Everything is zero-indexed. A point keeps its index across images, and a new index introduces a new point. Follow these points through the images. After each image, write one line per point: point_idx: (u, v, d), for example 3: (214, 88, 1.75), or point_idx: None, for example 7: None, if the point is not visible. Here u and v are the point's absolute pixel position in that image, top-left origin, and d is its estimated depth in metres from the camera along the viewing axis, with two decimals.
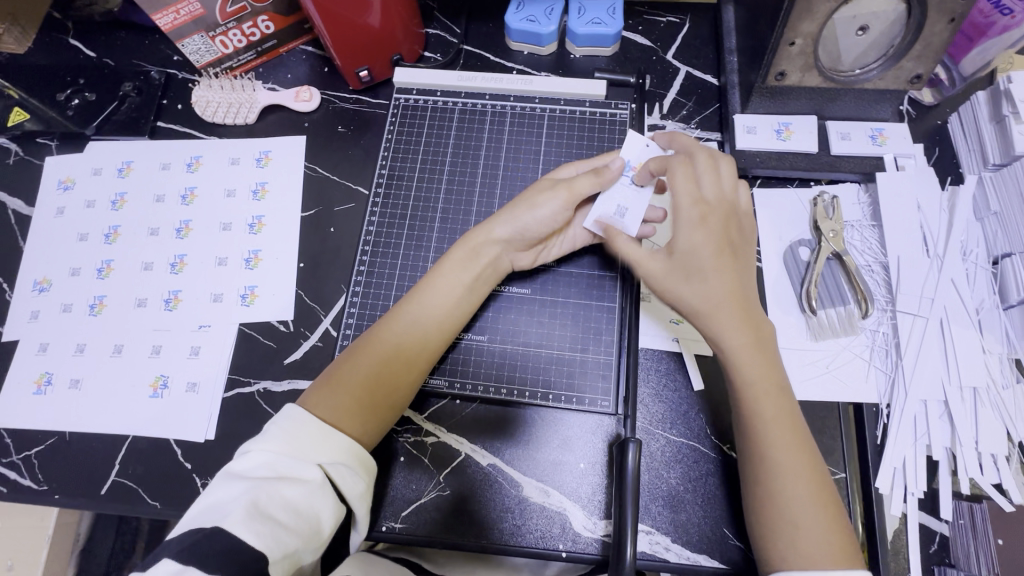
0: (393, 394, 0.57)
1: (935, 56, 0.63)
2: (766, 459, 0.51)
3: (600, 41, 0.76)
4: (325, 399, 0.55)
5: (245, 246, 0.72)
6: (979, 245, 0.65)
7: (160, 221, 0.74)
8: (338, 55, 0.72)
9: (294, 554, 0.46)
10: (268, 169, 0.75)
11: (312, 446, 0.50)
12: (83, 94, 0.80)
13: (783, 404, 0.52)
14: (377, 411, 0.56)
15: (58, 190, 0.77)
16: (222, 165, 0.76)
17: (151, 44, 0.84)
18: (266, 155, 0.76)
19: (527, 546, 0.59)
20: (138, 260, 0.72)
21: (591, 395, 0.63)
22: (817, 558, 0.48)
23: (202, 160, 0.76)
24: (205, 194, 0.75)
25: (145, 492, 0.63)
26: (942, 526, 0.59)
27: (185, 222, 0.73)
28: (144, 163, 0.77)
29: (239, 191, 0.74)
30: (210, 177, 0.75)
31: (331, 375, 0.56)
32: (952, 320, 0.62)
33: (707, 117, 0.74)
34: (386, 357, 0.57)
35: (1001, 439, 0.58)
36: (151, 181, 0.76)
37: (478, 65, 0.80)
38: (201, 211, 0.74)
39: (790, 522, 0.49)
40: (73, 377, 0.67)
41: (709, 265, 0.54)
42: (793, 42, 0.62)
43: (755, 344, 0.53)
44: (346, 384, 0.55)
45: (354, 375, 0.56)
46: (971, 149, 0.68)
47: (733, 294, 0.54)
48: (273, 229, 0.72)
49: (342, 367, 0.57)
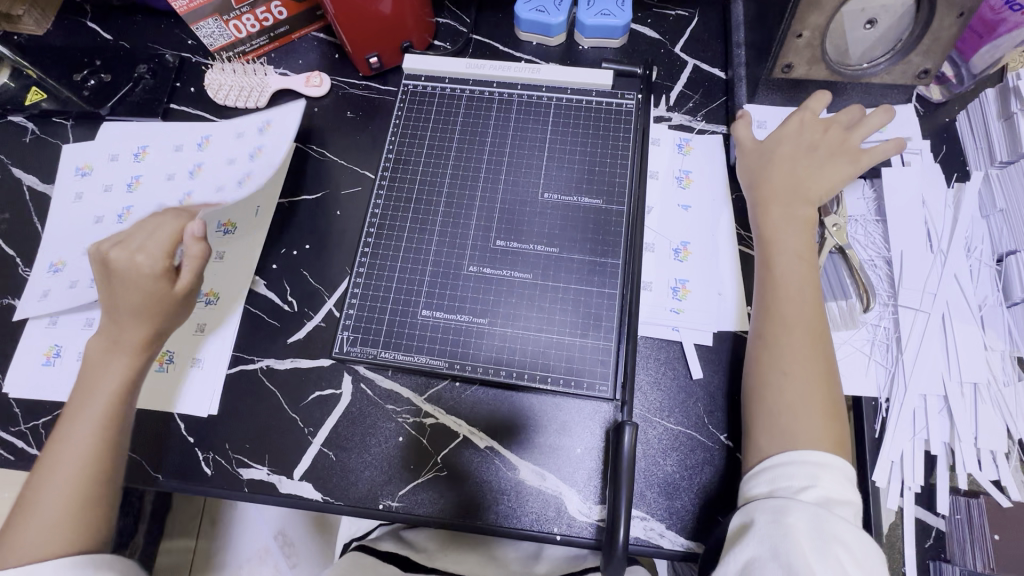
0: (92, 510, 0.55)
1: (943, 51, 0.63)
2: (779, 312, 0.57)
3: (608, 32, 0.77)
4: (21, 527, 0.53)
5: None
6: (984, 242, 0.65)
7: (167, 195, 0.71)
8: (348, 40, 0.73)
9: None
10: (267, 134, 0.70)
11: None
12: (98, 75, 0.82)
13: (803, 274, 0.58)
14: (80, 520, 0.54)
15: (75, 175, 0.77)
16: (228, 139, 0.72)
17: (166, 29, 0.85)
18: (268, 123, 0.71)
19: (522, 528, 0.60)
20: None
21: (590, 380, 0.63)
22: (800, 416, 0.52)
23: (211, 139, 0.73)
24: (209, 169, 0.71)
25: (148, 464, 0.64)
26: (937, 520, 0.59)
27: (185, 195, 0.70)
28: (161, 147, 0.75)
29: (238, 161, 0.70)
30: (215, 153, 0.72)
31: (22, 499, 0.55)
32: (954, 315, 0.62)
33: (713, 110, 0.74)
34: (61, 484, 0.54)
35: (1000, 435, 0.58)
36: (165, 163, 0.74)
37: (487, 55, 0.81)
38: (203, 181, 0.70)
39: (785, 383, 0.54)
40: (81, 351, 0.69)
41: (786, 155, 0.64)
42: (800, 34, 0.62)
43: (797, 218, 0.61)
44: (36, 502, 0.54)
45: (50, 502, 0.54)
46: (979, 148, 0.68)
47: (788, 177, 0.63)
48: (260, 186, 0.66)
49: (31, 489, 0.55)
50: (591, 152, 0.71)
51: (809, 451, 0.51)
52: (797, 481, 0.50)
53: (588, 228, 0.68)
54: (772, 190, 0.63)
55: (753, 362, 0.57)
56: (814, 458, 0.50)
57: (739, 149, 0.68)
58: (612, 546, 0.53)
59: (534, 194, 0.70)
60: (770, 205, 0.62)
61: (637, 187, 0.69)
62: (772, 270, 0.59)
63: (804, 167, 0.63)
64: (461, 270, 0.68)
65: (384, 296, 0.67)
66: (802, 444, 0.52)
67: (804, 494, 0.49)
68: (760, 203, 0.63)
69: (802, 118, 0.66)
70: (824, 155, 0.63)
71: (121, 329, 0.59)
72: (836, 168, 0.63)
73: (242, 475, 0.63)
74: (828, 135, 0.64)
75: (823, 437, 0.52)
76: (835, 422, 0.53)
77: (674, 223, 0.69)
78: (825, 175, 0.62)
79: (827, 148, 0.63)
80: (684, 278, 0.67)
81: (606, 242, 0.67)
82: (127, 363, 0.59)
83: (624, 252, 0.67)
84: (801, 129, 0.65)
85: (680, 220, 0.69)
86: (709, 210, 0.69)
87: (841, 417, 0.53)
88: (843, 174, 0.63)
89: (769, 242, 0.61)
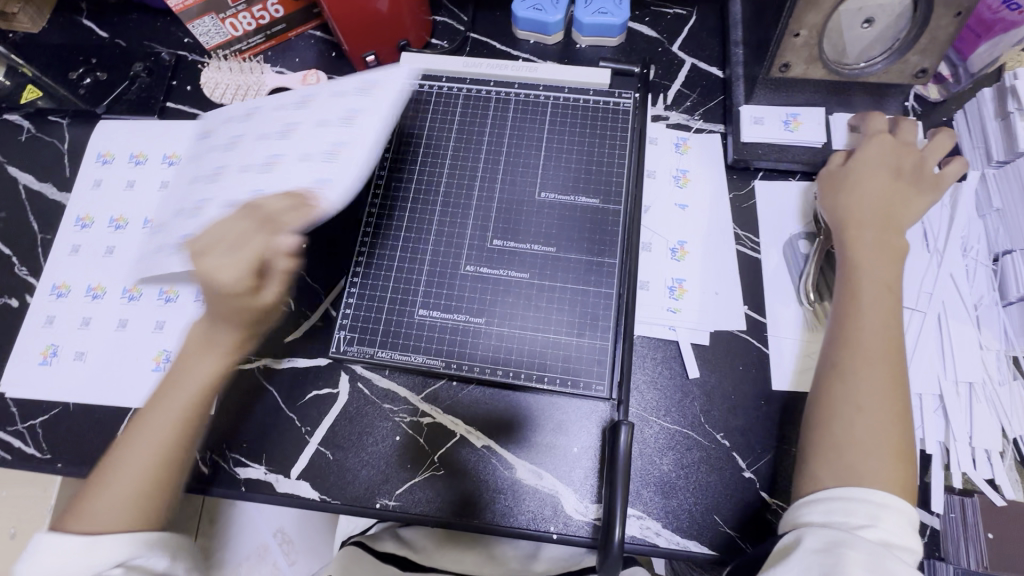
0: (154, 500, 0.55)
1: (941, 51, 0.63)
2: (863, 345, 0.54)
3: (606, 31, 0.77)
4: (89, 499, 0.54)
5: (313, 177, 0.58)
6: (980, 241, 0.65)
7: (252, 159, 0.62)
8: (345, 39, 0.73)
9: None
10: (369, 96, 0.62)
11: (82, 555, 0.51)
12: (95, 73, 0.81)
13: (887, 301, 0.56)
14: (140, 507, 0.54)
15: (130, 163, 0.77)
16: (287, 104, 0.64)
17: (163, 26, 0.85)
18: (370, 84, 0.63)
19: (519, 527, 0.60)
20: (224, 200, 0.61)
21: (587, 380, 0.63)
22: (867, 452, 0.50)
23: (259, 109, 0.66)
24: (258, 138, 0.63)
25: None
26: (934, 518, 0.58)
27: (240, 168, 0.62)
28: (216, 117, 0.69)
29: (298, 126, 0.62)
30: (269, 120, 0.64)
31: (98, 472, 0.55)
32: (949, 315, 0.62)
33: (711, 109, 0.74)
34: (142, 472, 0.54)
35: (995, 434, 0.58)
36: (259, 125, 0.64)
37: (485, 53, 0.80)
38: (296, 144, 0.61)
39: (862, 420, 0.51)
40: (77, 350, 0.69)
41: (871, 175, 0.61)
42: (798, 33, 0.62)
43: (879, 240, 0.58)
44: (108, 481, 0.54)
45: (127, 482, 0.54)
46: (976, 147, 0.68)
47: (875, 199, 0.60)
48: (342, 162, 0.59)
49: (108, 465, 0.55)
50: (588, 152, 0.71)
51: (869, 490, 0.48)
52: (856, 518, 0.48)
53: (585, 227, 0.68)
54: (855, 209, 0.60)
55: (821, 390, 0.55)
56: (874, 497, 0.48)
57: (823, 172, 0.66)
58: (607, 545, 0.53)
59: (531, 193, 0.70)
60: (850, 227, 0.60)
61: (634, 186, 0.69)
62: (859, 294, 0.57)
63: (886, 192, 0.60)
64: (457, 270, 0.67)
65: (381, 296, 0.67)
66: (867, 482, 0.49)
67: (863, 531, 0.47)
68: (842, 225, 0.60)
69: (882, 143, 0.64)
70: (905, 182, 0.61)
71: (212, 331, 0.57)
72: (917, 200, 0.60)
73: (239, 474, 0.63)
74: (908, 160, 0.62)
75: (888, 476, 0.49)
76: (904, 466, 0.50)
77: (671, 222, 0.69)
78: (909, 205, 0.60)
79: (910, 175, 0.61)
80: (682, 277, 0.67)
81: (603, 241, 0.68)
82: (218, 366, 0.57)
83: (621, 252, 0.67)
84: (892, 155, 0.63)
85: (679, 220, 0.69)
86: (706, 211, 0.69)
87: (910, 466, 0.50)
88: (923, 205, 0.61)
89: (852, 263, 0.58)
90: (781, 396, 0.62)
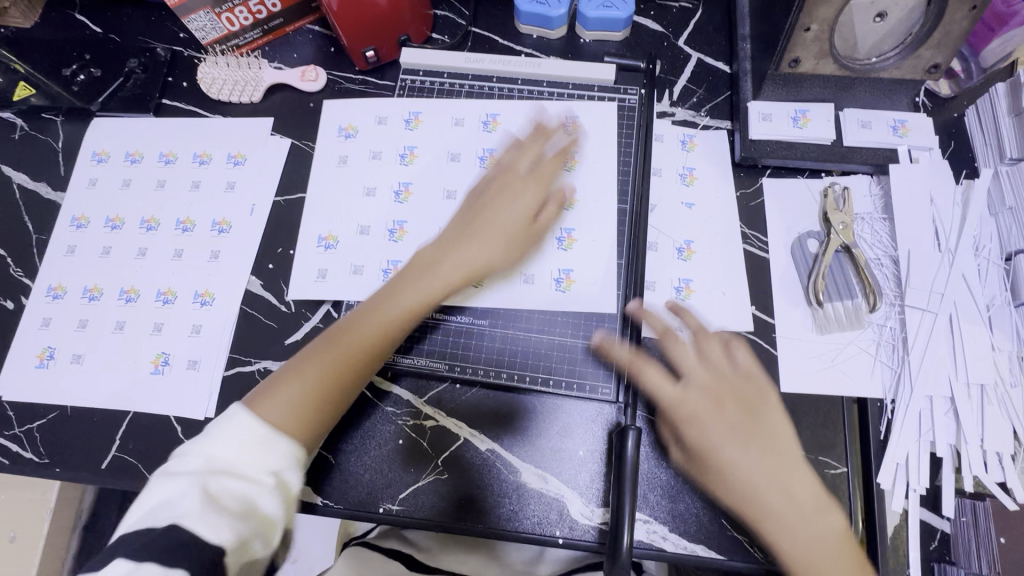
0: (325, 418, 0.55)
1: (953, 45, 0.61)
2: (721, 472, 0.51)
3: (610, 25, 0.75)
4: (274, 394, 0.54)
5: (557, 263, 0.65)
6: (993, 240, 0.64)
7: (376, 178, 0.71)
8: (345, 32, 0.71)
9: (247, 544, 0.46)
10: (496, 134, 0.72)
11: (251, 448, 0.50)
12: (88, 70, 0.80)
13: (801, 518, 0.49)
14: (313, 416, 0.54)
15: (126, 162, 0.76)
16: (445, 127, 0.73)
17: (158, 21, 0.83)
18: (493, 119, 0.72)
19: (524, 531, 0.59)
20: (355, 224, 0.69)
21: (592, 382, 0.63)
22: None
23: (421, 117, 0.73)
24: (425, 155, 0.72)
25: (145, 468, 0.64)
26: (944, 523, 0.61)
27: (404, 185, 0.71)
28: (360, 119, 0.74)
29: (463, 155, 0.71)
30: (432, 136, 0.72)
31: (284, 374, 0.55)
32: (961, 316, 0.61)
33: (718, 106, 0.73)
34: (332, 378, 0.55)
35: (1006, 437, 0.58)
36: (373, 139, 0.73)
37: (486, 48, 0.79)
38: (422, 174, 0.71)
39: (792, 535, 0.49)
40: (74, 353, 0.68)
41: (723, 428, 0.52)
42: (809, 27, 0.60)
43: (771, 461, 0.51)
44: (297, 384, 0.54)
45: (312, 385, 0.54)
46: (988, 144, 0.66)
47: (760, 468, 0.51)
48: (586, 246, 0.66)
49: (296, 367, 0.55)
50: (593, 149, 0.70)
51: None
52: None
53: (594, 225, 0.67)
54: (760, 500, 0.50)
55: None
56: None
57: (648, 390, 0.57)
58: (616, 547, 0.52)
59: None
60: (765, 519, 0.50)
61: (642, 185, 0.67)
62: (764, 508, 0.50)
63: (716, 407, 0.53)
64: None
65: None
66: None
67: None
68: (754, 521, 0.50)
69: (702, 392, 0.54)
70: (745, 421, 0.53)
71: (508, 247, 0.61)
72: (769, 410, 0.53)
73: None
74: (731, 382, 0.54)
75: None
76: None
77: (676, 221, 0.68)
78: (750, 402, 0.53)
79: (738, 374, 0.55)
80: (688, 278, 0.66)
81: (609, 240, 0.67)
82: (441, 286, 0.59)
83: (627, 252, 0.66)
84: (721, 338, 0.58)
85: (686, 219, 0.68)
86: (713, 210, 0.68)
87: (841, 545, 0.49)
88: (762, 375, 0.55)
89: (756, 514, 0.50)
90: (790, 398, 0.61)
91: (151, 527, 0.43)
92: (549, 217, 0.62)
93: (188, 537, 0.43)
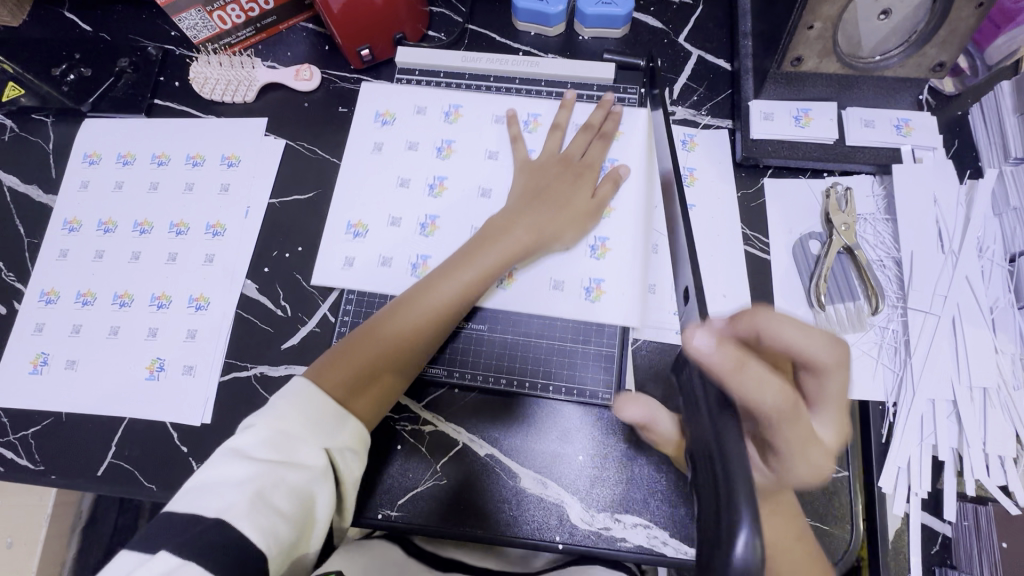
0: (395, 384, 0.57)
1: (960, 43, 0.60)
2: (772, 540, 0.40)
3: (609, 22, 0.74)
4: (341, 362, 0.55)
5: (589, 272, 0.66)
6: (997, 241, 0.63)
7: (416, 167, 0.72)
8: (339, 31, 0.70)
9: (293, 541, 0.46)
10: (536, 134, 0.72)
11: (320, 429, 0.50)
12: (78, 69, 0.78)
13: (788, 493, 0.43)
14: (377, 388, 0.56)
15: (117, 164, 0.75)
16: (485, 121, 0.73)
17: (148, 19, 0.81)
18: (534, 119, 0.73)
19: (523, 536, 0.59)
20: (386, 214, 0.70)
21: (592, 387, 0.62)
22: None
23: (462, 111, 0.74)
24: (462, 150, 0.72)
25: (141, 475, 0.63)
26: (945, 527, 0.62)
27: (438, 179, 0.71)
28: (398, 107, 0.74)
29: (501, 155, 0.72)
30: (469, 132, 0.73)
31: (352, 343, 0.57)
32: (965, 318, 0.60)
33: (718, 104, 0.72)
34: (398, 347, 0.57)
35: (1009, 440, 0.57)
36: (412, 129, 0.73)
37: (484, 46, 0.77)
38: (457, 169, 0.71)
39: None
40: (68, 358, 0.67)
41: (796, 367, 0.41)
42: (812, 25, 0.59)
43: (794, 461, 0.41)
44: (365, 352, 0.56)
45: (380, 352, 0.56)
46: (993, 141, 0.66)
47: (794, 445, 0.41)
48: (619, 255, 0.66)
49: (362, 336, 0.57)
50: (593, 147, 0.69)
51: None
52: None
53: (626, 232, 0.67)
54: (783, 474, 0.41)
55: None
56: None
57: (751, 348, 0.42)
58: (730, 497, 0.29)
59: None
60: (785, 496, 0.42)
61: (643, 191, 0.69)
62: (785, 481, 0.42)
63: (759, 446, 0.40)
64: None
65: (383, 293, 0.67)
66: None
67: None
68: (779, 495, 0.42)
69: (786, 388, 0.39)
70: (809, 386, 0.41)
71: (561, 227, 0.65)
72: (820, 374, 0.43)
73: None
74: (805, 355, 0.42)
75: None
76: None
77: None
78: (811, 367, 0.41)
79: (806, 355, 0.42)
80: None
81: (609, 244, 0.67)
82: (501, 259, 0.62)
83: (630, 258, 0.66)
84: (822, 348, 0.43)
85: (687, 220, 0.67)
86: (714, 210, 0.67)
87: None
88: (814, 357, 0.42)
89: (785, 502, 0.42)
90: None
91: (200, 517, 0.43)
92: (605, 193, 0.67)
93: (231, 539, 0.42)
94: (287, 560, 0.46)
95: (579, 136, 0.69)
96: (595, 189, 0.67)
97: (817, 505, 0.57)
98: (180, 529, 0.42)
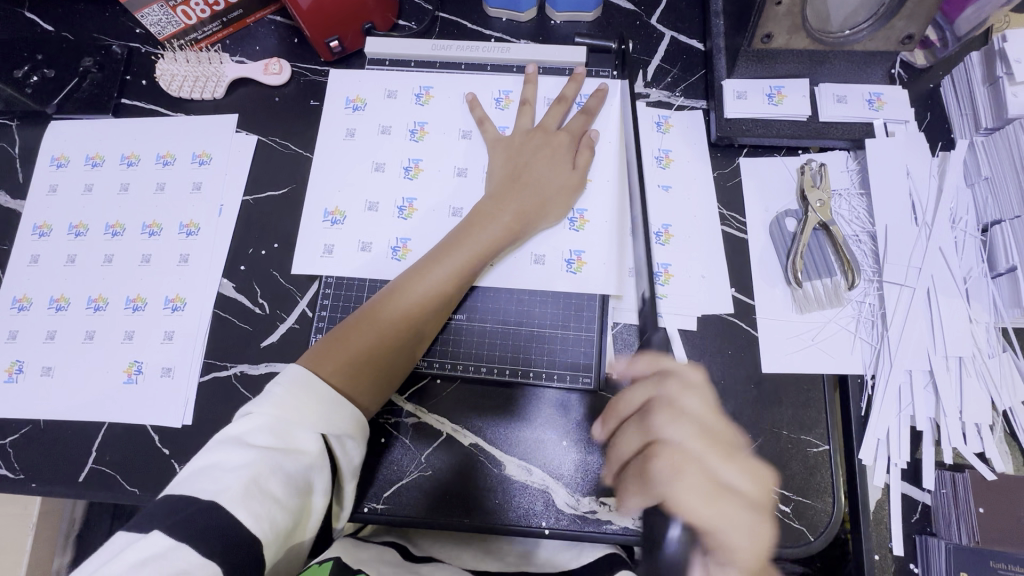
0: (392, 369, 0.57)
1: (927, 15, 0.60)
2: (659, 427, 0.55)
3: (581, 5, 0.73)
4: (338, 349, 0.55)
5: (567, 245, 0.66)
6: (969, 212, 0.64)
7: (387, 152, 0.71)
8: (306, 22, 0.69)
9: (287, 529, 0.45)
10: (510, 111, 0.72)
11: (317, 412, 0.49)
12: (41, 71, 0.76)
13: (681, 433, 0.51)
14: (372, 373, 0.55)
15: (86, 166, 0.74)
16: (453, 101, 0.73)
17: (111, 16, 0.79)
18: (507, 96, 0.72)
19: (511, 524, 0.59)
20: (362, 199, 0.69)
21: (573, 372, 0.63)
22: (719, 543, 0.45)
23: (433, 92, 0.73)
24: (435, 130, 0.72)
25: (122, 479, 0.62)
26: (924, 495, 0.62)
27: (414, 162, 0.70)
28: (369, 92, 0.73)
29: (474, 134, 0.71)
30: (442, 114, 0.72)
31: (341, 334, 0.56)
32: (939, 290, 0.61)
33: (692, 85, 0.71)
34: (391, 330, 0.57)
35: (985, 409, 0.58)
36: (387, 112, 0.72)
37: (455, 34, 0.76)
38: (432, 149, 0.71)
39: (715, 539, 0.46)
40: (44, 365, 0.66)
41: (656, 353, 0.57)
42: (780, 2, 0.59)
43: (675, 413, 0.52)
44: (357, 342, 0.55)
45: (374, 335, 0.56)
46: (963, 114, 0.66)
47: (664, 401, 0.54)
48: (597, 228, 0.67)
49: (353, 326, 0.57)
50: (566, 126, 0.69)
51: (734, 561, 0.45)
52: None
53: (603, 207, 0.67)
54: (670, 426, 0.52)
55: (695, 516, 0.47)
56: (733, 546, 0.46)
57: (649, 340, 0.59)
58: None
59: None
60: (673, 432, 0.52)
61: (619, 171, 0.69)
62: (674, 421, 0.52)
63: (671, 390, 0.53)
64: None
65: (362, 278, 0.67)
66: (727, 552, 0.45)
67: None
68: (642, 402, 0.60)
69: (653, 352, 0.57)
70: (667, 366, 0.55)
71: (549, 200, 0.64)
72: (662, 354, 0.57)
73: None
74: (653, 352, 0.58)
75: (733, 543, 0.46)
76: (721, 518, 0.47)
77: (653, 204, 0.66)
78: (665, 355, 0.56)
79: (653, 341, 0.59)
80: (667, 262, 0.64)
81: (587, 232, 0.66)
82: (489, 238, 0.61)
83: (614, 242, 0.66)
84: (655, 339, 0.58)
85: (665, 201, 0.66)
86: (690, 193, 0.67)
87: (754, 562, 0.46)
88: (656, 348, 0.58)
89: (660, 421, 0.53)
90: (771, 378, 0.61)
91: (194, 499, 0.42)
92: (584, 161, 0.67)
93: (227, 523, 0.41)
94: (283, 549, 0.45)
95: (551, 108, 0.69)
96: (574, 158, 0.67)
97: (797, 479, 0.58)
98: (171, 512, 0.41)
